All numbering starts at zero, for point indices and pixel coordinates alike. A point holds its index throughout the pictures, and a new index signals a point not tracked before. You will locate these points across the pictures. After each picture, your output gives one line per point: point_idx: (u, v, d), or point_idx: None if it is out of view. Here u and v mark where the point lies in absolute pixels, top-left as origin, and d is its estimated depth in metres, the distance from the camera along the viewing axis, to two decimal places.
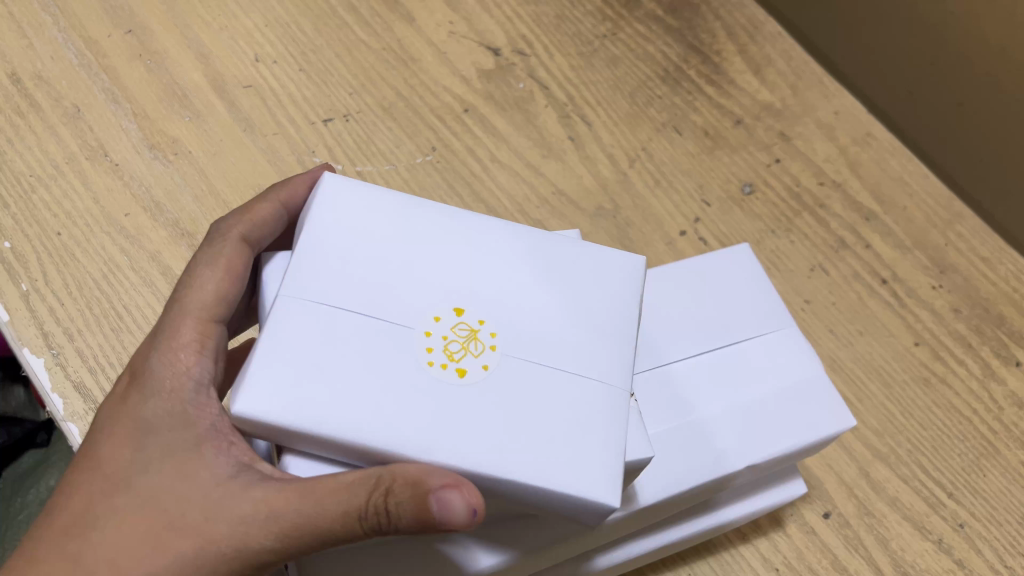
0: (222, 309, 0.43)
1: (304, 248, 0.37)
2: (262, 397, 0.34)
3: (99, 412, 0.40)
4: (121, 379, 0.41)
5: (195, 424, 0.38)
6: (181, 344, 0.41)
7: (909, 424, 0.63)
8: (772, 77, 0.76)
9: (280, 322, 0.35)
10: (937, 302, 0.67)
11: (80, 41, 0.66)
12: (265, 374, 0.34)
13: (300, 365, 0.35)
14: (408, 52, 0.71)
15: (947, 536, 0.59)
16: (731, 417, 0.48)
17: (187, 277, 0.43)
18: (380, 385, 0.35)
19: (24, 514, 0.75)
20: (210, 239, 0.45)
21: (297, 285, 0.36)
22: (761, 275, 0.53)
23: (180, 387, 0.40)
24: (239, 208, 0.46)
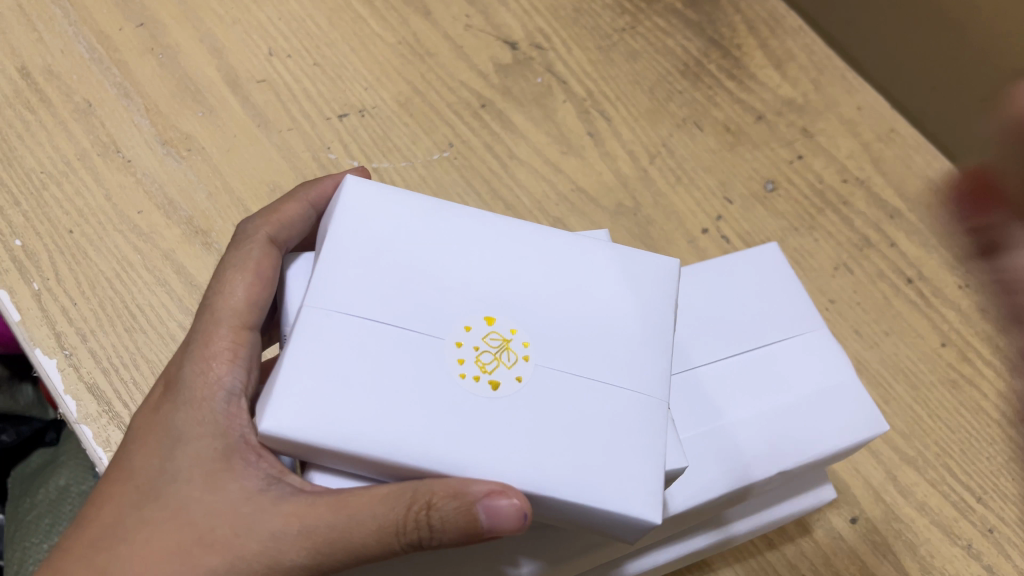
0: (256, 315, 0.42)
1: (326, 255, 0.36)
2: (288, 415, 0.33)
3: (133, 420, 0.40)
4: (155, 389, 0.41)
5: (225, 434, 0.37)
6: (213, 352, 0.40)
7: (937, 427, 0.61)
8: (794, 72, 0.74)
9: (302, 336, 0.34)
10: (964, 302, 0.66)
11: (91, 35, 0.64)
12: (289, 390, 0.33)
13: (328, 380, 0.34)
14: (424, 46, 0.69)
15: (977, 541, 0.57)
16: (758, 424, 0.47)
17: (216, 281, 0.43)
18: (413, 398, 0.34)
19: (32, 514, 0.73)
20: (237, 241, 0.44)
21: (322, 294, 0.35)
22: (789, 274, 0.52)
23: (211, 397, 0.39)
24: (265, 210, 0.46)
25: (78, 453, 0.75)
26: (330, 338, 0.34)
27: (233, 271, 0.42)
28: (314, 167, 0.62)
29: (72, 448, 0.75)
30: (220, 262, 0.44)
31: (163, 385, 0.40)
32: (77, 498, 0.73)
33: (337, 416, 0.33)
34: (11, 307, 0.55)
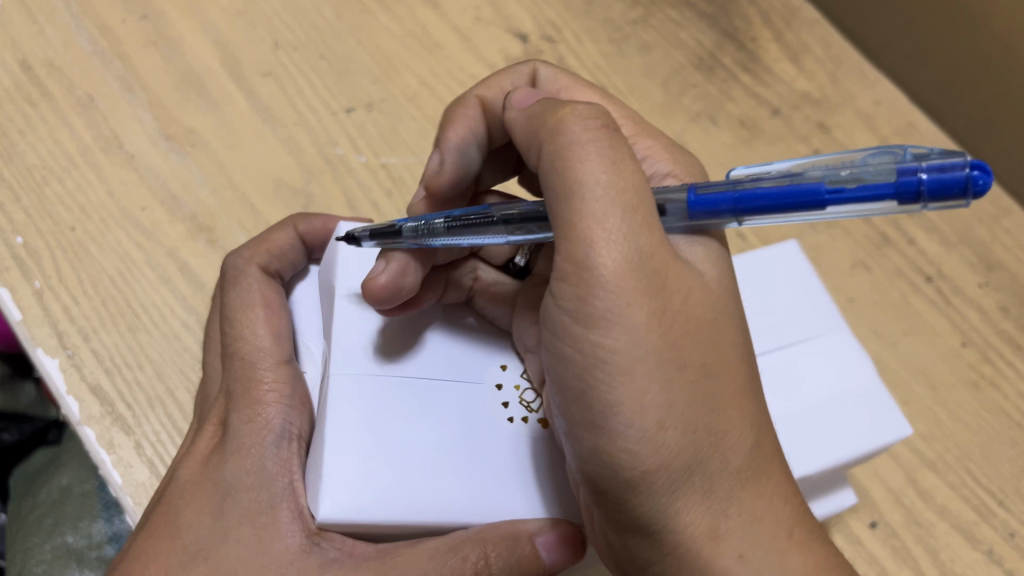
0: (284, 348, 0.42)
1: (345, 330, 0.40)
2: (343, 490, 0.36)
3: (179, 473, 0.39)
4: (206, 434, 0.41)
5: (272, 484, 0.38)
6: (257, 396, 0.40)
7: (958, 429, 0.60)
8: (810, 65, 0.72)
9: (338, 401, 0.38)
10: (984, 301, 0.65)
11: (93, 27, 0.63)
12: (332, 468, 0.36)
13: (383, 450, 0.37)
14: (432, 38, 0.68)
15: (998, 546, 0.56)
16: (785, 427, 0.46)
17: (231, 322, 0.42)
18: (442, 454, 0.38)
19: (35, 514, 0.71)
20: (232, 279, 0.44)
21: (344, 365, 0.39)
22: (807, 275, 0.51)
23: (260, 442, 0.39)
24: (253, 241, 0.45)
25: (80, 452, 0.73)
26: (352, 409, 0.38)
27: (245, 311, 0.42)
28: (320, 163, 0.61)
29: (74, 446, 0.74)
30: (223, 305, 0.43)
31: (214, 432, 0.40)
32: (80, 499, 0.71)
33: (381, 485, 0.36)
34: (12, 306, 0.54)
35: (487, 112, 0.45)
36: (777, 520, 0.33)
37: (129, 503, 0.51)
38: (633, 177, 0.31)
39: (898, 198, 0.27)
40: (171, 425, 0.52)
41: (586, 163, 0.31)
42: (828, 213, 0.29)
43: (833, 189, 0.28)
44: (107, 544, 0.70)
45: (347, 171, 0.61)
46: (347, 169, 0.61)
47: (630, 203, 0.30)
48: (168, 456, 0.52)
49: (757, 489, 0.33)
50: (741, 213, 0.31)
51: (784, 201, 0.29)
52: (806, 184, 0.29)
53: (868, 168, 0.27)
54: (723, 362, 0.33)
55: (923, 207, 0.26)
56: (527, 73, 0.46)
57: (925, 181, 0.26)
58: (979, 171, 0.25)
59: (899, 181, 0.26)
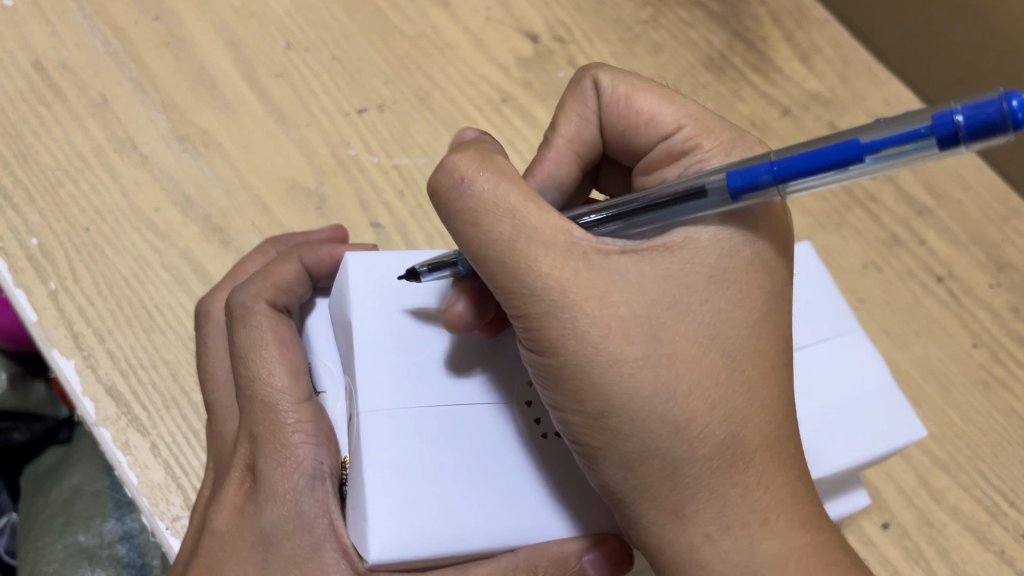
0: (303, 385, 0.41)
1: (369, 363, 0.39)
2: (392, 534, 0.35)
3: (214, 522, 0.39)
4: (234, 480, 0.40)
5: (311, 526, 0.38)
6: (283, 439, 0.39)
7: (969, 430, 0.60)
8: (820, 66, 0.72)
9: (374, 442, 0.37)
10: (995, 301, 0.65)
11: (106, 28, 0.63)
12: (375, 509, 0.35)
13: (425, 486, 0.36)
14: (443, 38, 0.68)
15: (1009, 547, 0.56)
16: (813, 426, 0.47)
17: (243, 363, 0.42)
18: (478, 483, 0.37)
19: (45, 513, 0.71)
20: (238, 318, 0.43)
21: (371, 401, 0.38)
22: (822, 277, 0.52)
23: (293, 486, 0.38)
24: (257, 276, 0.44)
25: (92, 452, 0.73)
26: (384, 445, 0.37)
27: (259, 352, 0.41)
28: (333, 164, 0.61)
29: (84, 445, 0.74)
30: (232, 345, 0.43)
31: (243, 477, 0.40)
32: (91, 498, 0.71)
33: (424, 522, 0.36)
34: (27, 306, 0.54)
35: (570, 153, 0.42)
36: (755, 506, 0.32)
37: (146, 504, 0.51)
38: (541, 215, 0.34)
39: (935, 138, 0.27)
40: (187, 426, 0.53)
41: (485, 210, 0.33)
42: (868, 167, 0.29)
43: (871, 142, 0.29)
44: (118, 543, 0.70)
45: (360, 172, 0.61)
46: (360, 170, 0.62)
47: (535, 235, 0.33)
48: (184, 457, 0.52)
49: (729, 477, 0.32)
50: (780, 181, 0.31)
51: (822, 161, 0.30)
52: (842, 143, 0.30)
53: (905, 117, 0.28)
54: (672, 354, 0.32)
55: (963, 149, 0.27)
56: (591, 87, 0.41)
57: (962, 123, 0.26)
58: (1017, 99, 0.25)
59: (937, 125, 0.27)
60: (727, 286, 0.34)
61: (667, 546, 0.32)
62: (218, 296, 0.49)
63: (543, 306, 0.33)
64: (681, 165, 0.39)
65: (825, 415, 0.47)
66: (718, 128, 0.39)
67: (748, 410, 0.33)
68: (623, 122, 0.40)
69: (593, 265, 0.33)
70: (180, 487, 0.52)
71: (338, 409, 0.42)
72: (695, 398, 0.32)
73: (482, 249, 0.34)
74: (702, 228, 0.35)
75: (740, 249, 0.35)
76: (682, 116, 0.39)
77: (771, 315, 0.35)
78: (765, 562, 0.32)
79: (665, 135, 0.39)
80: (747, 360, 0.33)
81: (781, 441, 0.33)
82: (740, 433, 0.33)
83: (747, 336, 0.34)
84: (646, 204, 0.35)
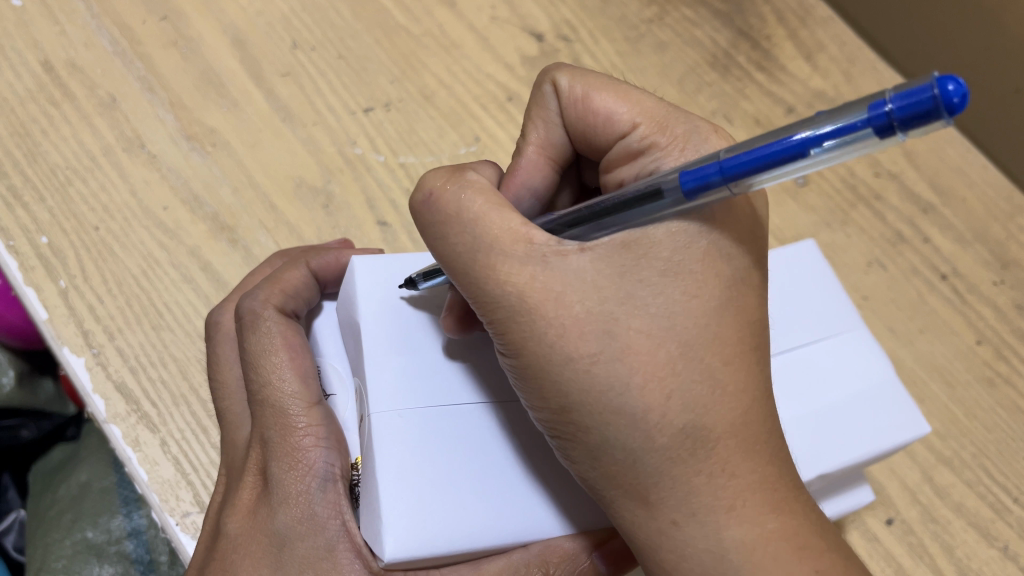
0: (312, 389, 0.41)
1: (381, 366, 0.39)
2: (407, 535, 0.35)
3: (228, 526, 0.40)
4: (246, 484, 0.40)
5: (325, 529, 0.38)
6: (295, 442, 0.40)
7: (974, 427, 0.60)
8: (825, 64, 0.72)
9: (385, 442, 0.37)
10: (1000, 299, 0.65)
11: (114, 28, 0.63)
12: (390, 509, 0.35)
13: (437, 485, 0.37)
14: (449, 37, 0.68)
15: (1013, 543, 0.57)
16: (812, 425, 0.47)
17: (252, 367, 0.42)
18: (487, 482, 0.38)
19: (55, 510, 0.72)
20: (247, 324, 0.43)
21: (382, 401, 0.38)
22: (827, 274, 0.52)
23: (305, 490, 0.39)
24: (265, 282, 0.44)
25: (99, 449, 0.73)
26: (397, 445, 0.37)
27: (269, 358, 0.41)
28: (340, 163, 0.62)
29: (91, 442, 0.74)
30: (241, 351, 0.43)
31: (255, 481, 0.40)
32: (98, 495, 0.72)
33: (437, 521, 0.36)
34: (37, 304, 0.55)
35: (542, 159, 0.41)
36: (720, 493, 0.32)
37: (156, 500, 0.51)
38: (501, 222, 0.34)
39: (872, 129, 0.25)
40: (195, 423, 0.53)
41: (450, 220, 0.35)
42: (815, 160, 0.28)
43: (813, 134, 0.27)
44: (126, 540, 0.71)
45: (367, 171, 0.62)
46: (367, 169, 0.62)
47: (496, 244, 0.34)
48: (192, 453, 0.53)
49: (692, 466, 0.32)
50: (729, 180, 0.30)
51: (767, 158, 0.29)
52: (786, 138, 0.28)
53: (846, 106, 0.26)
54: (627, 348, 0.32)
55: (901, 136, 0.25)
56: (551, 90, 0.39)
57: (895, 110, 0.24)
58: (952, 82, 0.23)
59: (872, 116, 0.25)
60: (681, 278, 0.33)
61: (639, 533, 0.33)
62: (225, 308, 0.48)
63: (505, 310, 0.33)
64: (636, 165, 0.37)
65: (829, 413, 0.47)
66: (677, 123, 0.36)
67: (708, 398, 0.32)
68: (582, 123, 0.39)
69: (550, 267, 0.33)
70: (189, 483, 0.52)
71: (348, 412, 0.43)
72: (652, 390, 0.32)
73: (450, 258, 0.35)
74: (659, 224, 0.34)
75: (695, 240, 0.34)
76: (639, 113, 0.37)
77: (732, 302, 0.34)
78: (732, 548, 0.31)
79: (622, 135, 0.37)
80: (706, 348, 0.33)
81: (748, 427, 0.33)
82: (703, 421, 0.32)
83: (705, 325, 0.33)
84: (609, 207, 0.35)
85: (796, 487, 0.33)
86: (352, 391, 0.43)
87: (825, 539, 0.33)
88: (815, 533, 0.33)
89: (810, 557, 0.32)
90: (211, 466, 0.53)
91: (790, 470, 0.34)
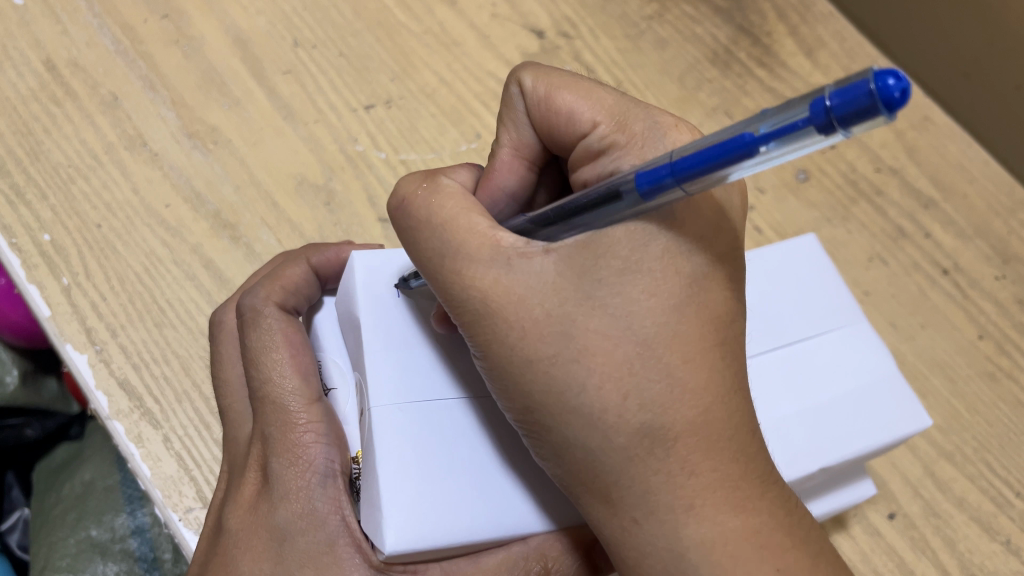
0: (313, 386, 0.42)
1: (379, 362, 0.39)
2: (409, 528, 0.35)
3: (230, 521, 0.40)
4: (248, 481, 0.41)
5: (325, 524, 0.38)
6: (295, 438, 0.40)
7: (975, 422, 0.60)
8: (825, 60, 0.72)
9: (387, 436, 0.37)
10: (1001, 294, 0.65)
11: (116, 27, 0.63)
12: (389, 503, 0.36)
13: (438, 479, 0.37)
14: (450, 35, 0.68)
15: (1015, 537, 0.57)
16: (793, 425, 0.47)
17: (252, 364, 0.42)
18: (483, 476, 0.38)
19: (58, 508, 0.72)
20: (247, 320, 0.43)
21: (383, 395, 0.38)
22: (829, 268, 0.52)
23: (306, 485, 0.39)
24: (266, 278, 0.44)
25: (103, 448, 0.74)
26: (396, 439, 0.37)
27: (269, 355, 0.42)
28: (342, 162, 0.62)
29: (95, 441, 0.75)
30: (241, 347, 0.43)
31: (256, 477, 0.40)
32: (102, 493, 0.72)
33: (434, 515, 0.36)
34: (40, 302, 0.55)
35: (516, 160, 0.41)
36: (679, 492, 0.32)
37: (159, 496, 0.51)
38: (467, 225, 0.35)
39: (815, 127, 0.24)
40: (198, 419, 0.54)
41: (422, 226, 0.35)
42: (767, 157, 0.27)
43: (762, 131, 0.26)
44: (130, 538, 0.71)
45: (368, 168, 0.62)
46: (368, 166, 0.62)
47: (466, 246, 0.34)
48: (195, 450, 0.53)
49: (650, 465, 0.32)
50: (681, 180, 0.30)
51: (720, 156, 0.28)
52: (737, 136, 0.27)
53: (792, 103, 0.25)
54: (585, 349, 0.32)
55: (844, 134, 0.24)
56: (517, 91, 0.39)
57: (834, 107, 0.23)
58: (891, 77, 0.22)
59: (812, 114, 0.24)
60: (639, 277, 0.33)
61: (604, 530, 0.33)
62: (228, 307, 0.48)
63: (470, 313, 0.34)
64: (598, 165, 0.37)
65: (832, 405, 0.47)
66: (636, 121, 0.36)
67: (667, 396, 0.32)
68: (547, 123, 0.39)
69: (513, 269, 0.34)
70: (192, 479, 0.52)
71: (348, 406, 0.43)
72: (609, 390, 0.32)
73: (422, 261, 0.35)
74: (617, 225, 0.33)
75: (661, 238, 0.33)
76: (599, 111, 0.37)
77: (692, 298, 0.33)
78: (691, 546, 0.32)
79: (583, 134, 0.37)
80: (665, 346, 0.33)
81: (709, 425, 0.33)
82: (662, 421, 0.32)
83: (663, 323, 0.33)
84: (577, 208, 0.35)
85: (763, 483, 0.33)
86: (352, 386, 0.43)
87: (791, 536, 0.33)
88: (781, 528, 0.33)
89: (771, 556, 0.32)
90: (214, 462, 0.53)
91: (761, 467, 0.34)
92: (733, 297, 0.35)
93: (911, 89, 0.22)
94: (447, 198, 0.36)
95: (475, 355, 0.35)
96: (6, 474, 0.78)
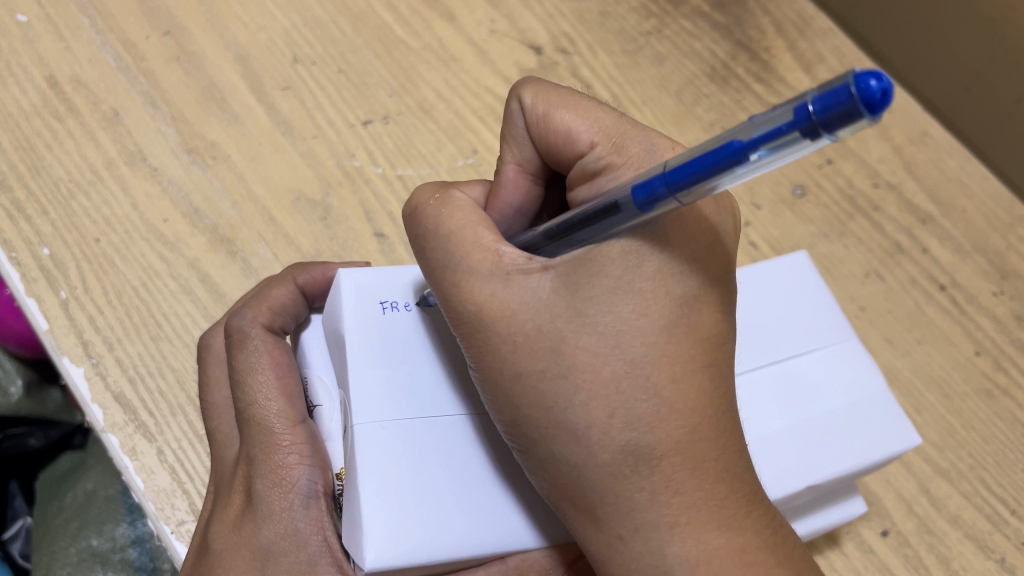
0: (297, 407, 0.42)
1: (362, 380, 0.39)
2: (388, 545, 0.35)
3: (214, 541, 0.40)
4: (234, 500, 0.41)
5: (308, 543, 0.39)
6: (278, 460, 0.40)
7: (971, 438, 0.60)
8: (824, 75, 0.72)
9: (367, 454, 0.37)
10: (999, 310, 0.65)
11: (119, 44, 0.64)
12: (370, 520, 0.36)
13: (418, 495, 0.37)
14: (449, 51, 0.69)
15: (1010, 555, 0.57)
16: (776, 445, 0.47)
17: (238, 385, 0.42)
18: (467, 494, 0.38)
19: (60, 518, 0.73)
20: (234, 340, 0.44)
21: (364, 412, 0.39)
22: (817, 284, 0.52)
23: (290, 505, 0.40)
24: (253, 299, 0.44)
25: (105, 458, 0.74)
26: (379, 457, 0.38)
27: (255, 376, 0.42)
28: (339, 177, 0.62)
29: (99, 452, 0.75)
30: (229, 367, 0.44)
31: (241, 497, 0.41)
32: (103, 503, 0.72)
33: (415, 531, 0.36)
34: (39, 315, 0.56)
35: (520, 176, 0.41)
36: (664, 510, 0.32)
37: (152, 508, 0.52)
38: (474, 238, 0.36)
39: (799, 132, 0.24)
40: (192, 433, 0.54)
41: (430, 234, 0.37)
42: (758, 164, 0.27)
43: (751, 139, 0.26)
44: (130, 547, 0.71)
45: (365, 183, 0.63)
46: (365, 181, 0.63)
47: (467, 261, 0.35)
48: (189, 462, 0.54)
49: (635, 482, 0.32)
50: (674, 191, 0.30)
51: (711, 165, 0.28)
52: (727, 143, 0.27)
53: (776, 108, 0.25)
54: (574, 365, 0.33)
55: (829, 138, 0.24)
56: (518, 108, 0.39)
57: (816, 112, 0.23)
58: (872, 78, 0.22)
59: (796, 118, 0.24)
60: (633, 296, 0.33)
61: (589, 546, 0.33)
62: (216, 330, 0.49)
63: (465, 325, 0.35)
64: (595, 185, 0.37)
65: (822, 424, 0.47)
66: (633, 143, 0.37)
67: (654, 415, 0.32)
68: (546, 142, 0.39)
69: (512, 285, 0.34)
70: (185, 492, 0.53)
71: (333, 422, 0.42)
72: (596, 407, 0.32)
73: (428, 270, 0.36)
74: (615, 242, 0.34)
75: (646, 260, 0.33)
76: (597, 132, 0.37)
77: (682, 319, 0.33)
78: (675, 564, 0.32)
79: (582, 153, 0.38)
80: (653, 366, 0.33)
81: (696, 445, 0.33)
82: (648, 439, 0.32)
83: (654, 343, 0.33)
84: (581, 223, 0.35)
85: (749, 503, 0.33)
86: (337, 403, 0.42)
87: (775, 556, 0.33)
88: (765, 548, 0.33)
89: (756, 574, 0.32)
90: (206, 474, 0.53)
91: (750, 489, 0.34)
92: (725, 319, 0.35)
93: (893, 89, 0.22)
94: (458, 206, 0.37)
95: (471, 361, 0.35)
96: (11, 482, 0.79)
